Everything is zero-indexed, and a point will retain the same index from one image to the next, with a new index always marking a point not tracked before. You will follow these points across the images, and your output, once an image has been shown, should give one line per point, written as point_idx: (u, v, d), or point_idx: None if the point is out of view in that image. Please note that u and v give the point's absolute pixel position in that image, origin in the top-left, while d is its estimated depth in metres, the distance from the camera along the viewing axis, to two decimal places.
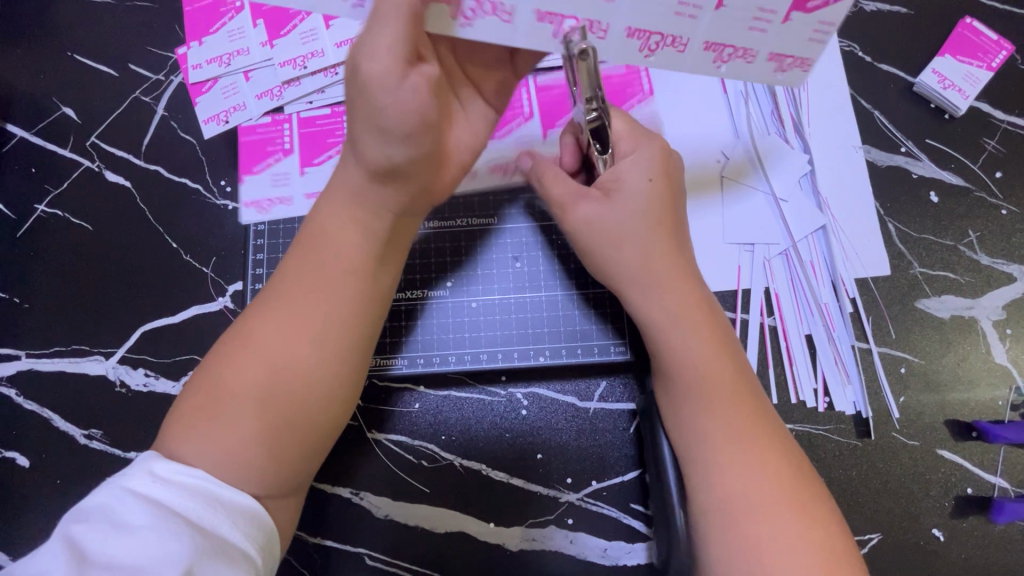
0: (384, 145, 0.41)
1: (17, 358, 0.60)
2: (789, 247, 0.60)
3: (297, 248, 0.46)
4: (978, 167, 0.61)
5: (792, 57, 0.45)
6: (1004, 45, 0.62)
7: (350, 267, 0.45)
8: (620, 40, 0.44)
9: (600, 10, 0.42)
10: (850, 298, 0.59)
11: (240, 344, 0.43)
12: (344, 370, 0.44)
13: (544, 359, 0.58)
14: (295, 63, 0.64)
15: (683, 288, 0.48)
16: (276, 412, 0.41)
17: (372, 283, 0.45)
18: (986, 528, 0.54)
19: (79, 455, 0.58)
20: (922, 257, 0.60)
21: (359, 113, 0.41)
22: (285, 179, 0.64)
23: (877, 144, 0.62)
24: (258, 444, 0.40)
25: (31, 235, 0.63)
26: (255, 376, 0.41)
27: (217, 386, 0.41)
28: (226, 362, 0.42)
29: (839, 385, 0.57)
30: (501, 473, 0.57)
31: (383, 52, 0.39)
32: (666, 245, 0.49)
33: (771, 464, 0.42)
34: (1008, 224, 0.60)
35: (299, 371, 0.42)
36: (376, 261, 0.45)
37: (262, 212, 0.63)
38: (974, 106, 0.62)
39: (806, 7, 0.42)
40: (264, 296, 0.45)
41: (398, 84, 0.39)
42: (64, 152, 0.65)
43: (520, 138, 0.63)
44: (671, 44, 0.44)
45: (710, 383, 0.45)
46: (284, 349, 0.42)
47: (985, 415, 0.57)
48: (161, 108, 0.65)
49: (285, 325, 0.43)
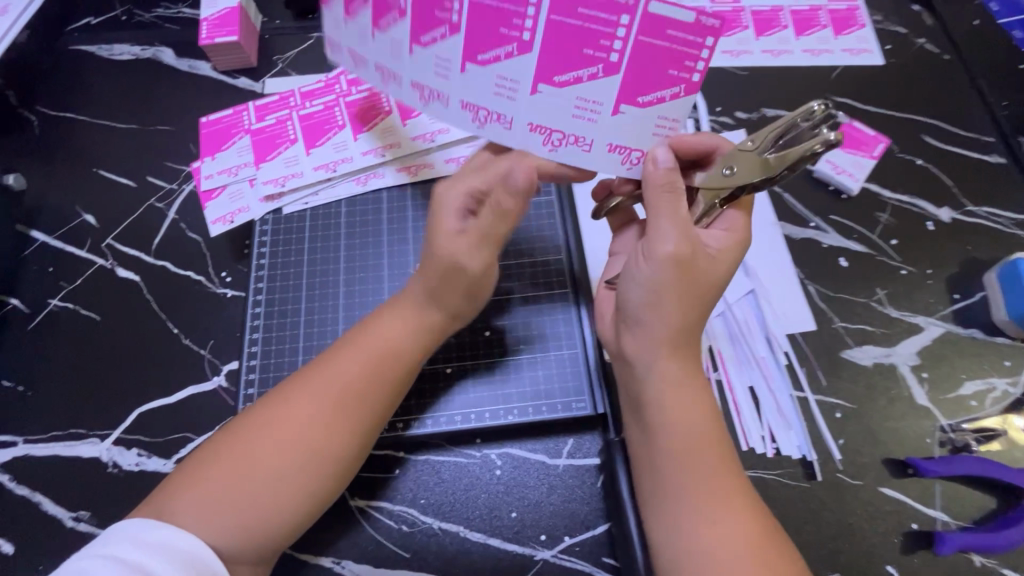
0: (471, 285, 0.56)
1: (14, 444, 0.64)
2: (725, 308, 0.69)
3: (349, 339, 0.55)
4: (876, 236, 0.73)
5: (635, 150, 0.53)
6: (881, 139, 0.78)
7: (381, 361, 0.54)
8: (525, 132, 0.53)
9: (503, 105, 0.52)
10: (784, 352, 0.66)
11: (264, 419, 0.50)
12: (354, 454, 0.52)
13: (513, 418, 0.63)
14: (328, 167, 0.75)
15: (688, 352, 0.53)
16: (275, 491, 0.48)
17: (396, 378, 0.54)
18: (936, 562, 0.58)
19: (64, 538, 0.60)
20: (841, 313, 0.69)
21: (444, 260, 0.54)
22: (295, 160, 0.75)
23: (790, 221, 0.74)
24: (248, 490, 0.48)
25: (42, 327, 0.69)
26: (265, 451, 0.49)
27: (229, 455, 0.48)
28: (242, 434, 0.50)
29: (783, 430, 0.63)
30: (478, 533, 0.60)
31: (471, 229, 0.54)
32: (691, 304, 0.52)
33: (741, 512, 0.49)
34: (908, 282, 0.70)
35: (321, 455, 0.50)
36: (404, 355, 0.55)
37: (228, 224, 0.73)
38: (864, 187, 0.76)
39: (633, 104, 0.50)
40: (302, 377, 0.53)
41: (477, 256, 0.55)
42: (81, 252, 0.73)
43: (442, 53, 0.51)
44: (576, 143, 0.52)
45: (684, 432, 0.51)
46: (315, 432, 0.50)
47: (918, 452, 0.62)
48: (172, 212, 0.75)
49: (306, 411, 0.50)
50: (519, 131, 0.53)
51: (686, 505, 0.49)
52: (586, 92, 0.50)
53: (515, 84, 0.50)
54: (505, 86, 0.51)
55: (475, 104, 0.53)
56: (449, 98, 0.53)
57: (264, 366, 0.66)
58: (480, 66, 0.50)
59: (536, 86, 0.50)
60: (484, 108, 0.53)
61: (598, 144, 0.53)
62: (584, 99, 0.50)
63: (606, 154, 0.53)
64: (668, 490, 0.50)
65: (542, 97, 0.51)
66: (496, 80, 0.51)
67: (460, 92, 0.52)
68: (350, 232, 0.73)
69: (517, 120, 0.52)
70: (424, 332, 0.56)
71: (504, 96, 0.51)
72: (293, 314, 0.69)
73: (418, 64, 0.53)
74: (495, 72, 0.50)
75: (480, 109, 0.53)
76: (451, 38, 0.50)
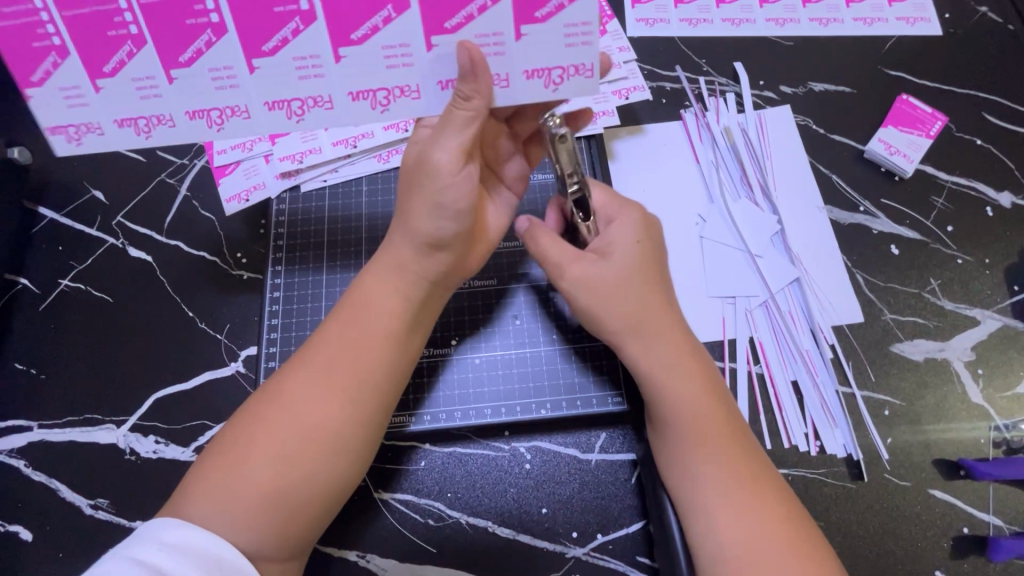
0: (437, 220, 0.51)
1: (29, 429, 0.62)
2: (768, 298, 0.65)
3: (335, 312, 0.53)
4: (931, 222, 0.68)
5: (558, 69, 0.51)
6: (938, 116, 0.72)
7: (366, 326, 0.51)
8: (523, 82, 0.51)
9: (406, 74, 0.51)
10: (830, 344, 0.63)
11: (274, 406, 0.48)
12: (365, 429, 0.49)
13: (544, 412, 0.61)
14: (347, 142, 0.71)
15: (672, 336, 0.55)
16: (292, 479, 0.46)
17: (382, 336, 0.51)
18: (987, 568, 0.55)
19: (83, 526, 0.58)
20: (891, 304, 0.65)
21: (420, 195, 0.51)
22: (313, 134, 0.71)
23: (838, 204, 0.69)
24: (264, 482, 0.45)
25: (52, 308, 0.66)
26: (279, 438, 0.46)
27: (243, 448, 0.46)
28: (254, 424, 0.47)
29: (828, 429, 0.60)
30: (507, 529, 0.58)
31: (452, 148, 0.49)
32: (650, 299, 0.56)
33: (762, 502, 0.48)
34: (964, 272, 0.66)
35: (323, 428, 0.47)
36: (388, 317, 0.52)
37: (244, 203, 0.70)
38: (919, 168, 0.70)
39: (533, 22, 0.49)
40: (299, 358, 0.51)
41: (457, 171, 0.50)
42: (91, 231, 0.70)
43: (300, 54, 0.50)
44: (575, 74, 0.51)
45: (698, 419, 0.51)
46: (312, 405, 0.47)
47: (971, 453, 0.59)
48: (184, 188, 0.71)
49: (310, 388, 0.48)
50: (429, 94, 0.52)
51: (701, 499, 0.49)
52: (483, 28, 0.49)
53: (405, 47, 0.50)
54: (396, 55, 0.50)
55: (366, 89, 0.52)
56: (331, 99, 0.52)
57: (283, 352, 0.64)
58: (357, 45, 0.50)
59: (429, 40, 0.49)
60: (381, 88, 0.52)
61: (516, 77, 0.51)
62: (486, 35, 0.49)
63: (524, 81, 0.51)
64: (693, 485, 0.50)
65: (438, 49, 0.50)
66: (384, 52, 0.50)
67: (357, 80, 0.51)
68: (371, 213, 0.70)
69: (423, 84, 0.51)
70: (408, 290, 0.53)
71: (401, 64, 0.50)
72: (313, 298, 0.66)
73: (276, 75, 0.51)
74: (379, 45, 0.50)
75: (380, 91, 0.52)
76: (313, 30, 0.49)
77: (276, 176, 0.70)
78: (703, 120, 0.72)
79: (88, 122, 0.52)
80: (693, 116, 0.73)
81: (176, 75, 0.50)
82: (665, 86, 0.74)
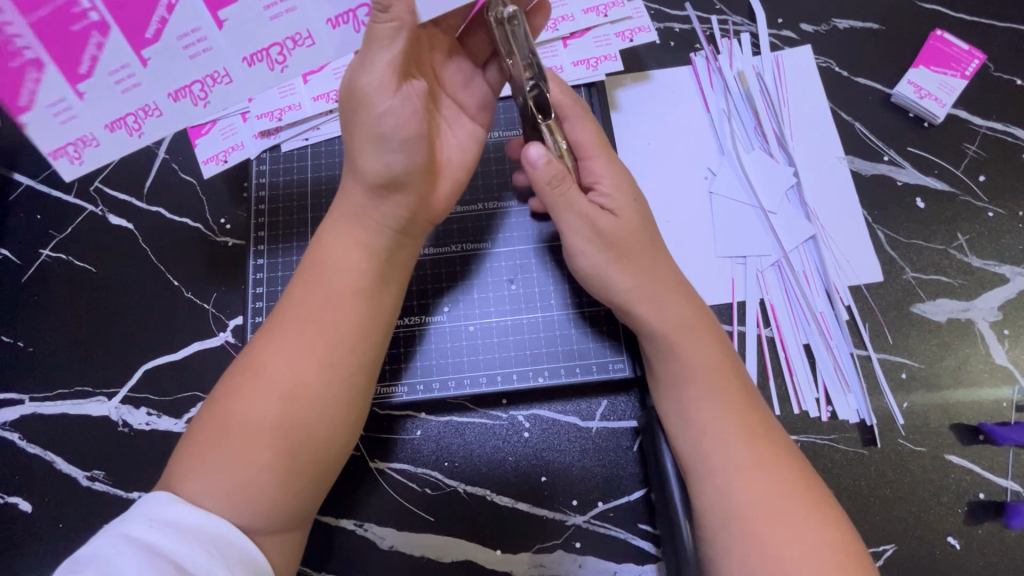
0: (384, 155, 0.47)
1: (20, 403, 0.61)
2: (781, 257, 0.61)
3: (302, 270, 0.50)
4: (961, 172, 0.63)
5: None
6: (975, 54, 0.65)
7: (333, 282, 0.48)
8: None
9: None
10: (846, 306, 0.59)
11: (246, 375, 0.46)
12: (343, 395, 0.47)
13: (540, 378, 0.58)
14: (328, 96, 0.65)
15: (681, 301, 0.52)
16: (268, 452, 0.43)
17: (354, 291, 0.48)
18: (1002, 533, 0.53)
19: (82, 497, 0.58)
20: (913, 262, 0.60)
21: (360, 129, 0.47)
22: (290, 88, 0.66)
23: (861, 154, 0.64)
24: (242, 456, 0.43)
25: (36, 279, 0.64)
26: (255, 408, 0.44)
27: (220, 420, 0.44)
28: (228, 396, 0.45)
29: (840, 393, 0.57)
30: (506, 498, 0.56)
31: (382, 67, 0.46)
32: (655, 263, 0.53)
33: (777, 468, 0.45)
34: (995, 226, 0.61)
35: (298, 390, 0.45)
36: (353, 270, 0.49)
37: (221, 165, 0.65)
38: (951, 113, 0.64)
39: None
40: (270, 324, 0.48)
41: (392, 95, 0.46)
42: (68, 198, 0.66)
43: None
44: None
45: (707, 388, 0.48)
46: (288, 373, 0.45)
47: (991, 417, 0.56)
48: (162, 151, 0.67)
49: (284, 352, 0.46)
50: None
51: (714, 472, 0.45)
52: None
53: None
54: None
55: None
56: None
57: None
58: None
59: None
60: None
61: None
62: None
63: None
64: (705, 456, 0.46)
65: None
66: None
67: None
68: None
69: None
70: (372, 242, 0.50)
71: None
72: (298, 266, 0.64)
73: None
74: None
75: None
76: None
77: (253, 138, 0.66)
78: (715, 64, 0.66)
79: (81, 134, 0.47)
80: (703, 59, 0.66)
81: (225, 16, 0.45)
82: (673, 27, 0.67)
